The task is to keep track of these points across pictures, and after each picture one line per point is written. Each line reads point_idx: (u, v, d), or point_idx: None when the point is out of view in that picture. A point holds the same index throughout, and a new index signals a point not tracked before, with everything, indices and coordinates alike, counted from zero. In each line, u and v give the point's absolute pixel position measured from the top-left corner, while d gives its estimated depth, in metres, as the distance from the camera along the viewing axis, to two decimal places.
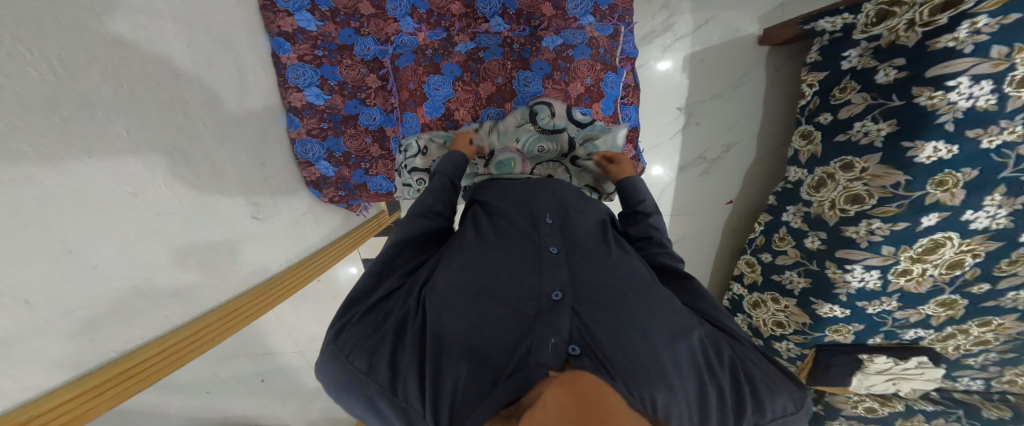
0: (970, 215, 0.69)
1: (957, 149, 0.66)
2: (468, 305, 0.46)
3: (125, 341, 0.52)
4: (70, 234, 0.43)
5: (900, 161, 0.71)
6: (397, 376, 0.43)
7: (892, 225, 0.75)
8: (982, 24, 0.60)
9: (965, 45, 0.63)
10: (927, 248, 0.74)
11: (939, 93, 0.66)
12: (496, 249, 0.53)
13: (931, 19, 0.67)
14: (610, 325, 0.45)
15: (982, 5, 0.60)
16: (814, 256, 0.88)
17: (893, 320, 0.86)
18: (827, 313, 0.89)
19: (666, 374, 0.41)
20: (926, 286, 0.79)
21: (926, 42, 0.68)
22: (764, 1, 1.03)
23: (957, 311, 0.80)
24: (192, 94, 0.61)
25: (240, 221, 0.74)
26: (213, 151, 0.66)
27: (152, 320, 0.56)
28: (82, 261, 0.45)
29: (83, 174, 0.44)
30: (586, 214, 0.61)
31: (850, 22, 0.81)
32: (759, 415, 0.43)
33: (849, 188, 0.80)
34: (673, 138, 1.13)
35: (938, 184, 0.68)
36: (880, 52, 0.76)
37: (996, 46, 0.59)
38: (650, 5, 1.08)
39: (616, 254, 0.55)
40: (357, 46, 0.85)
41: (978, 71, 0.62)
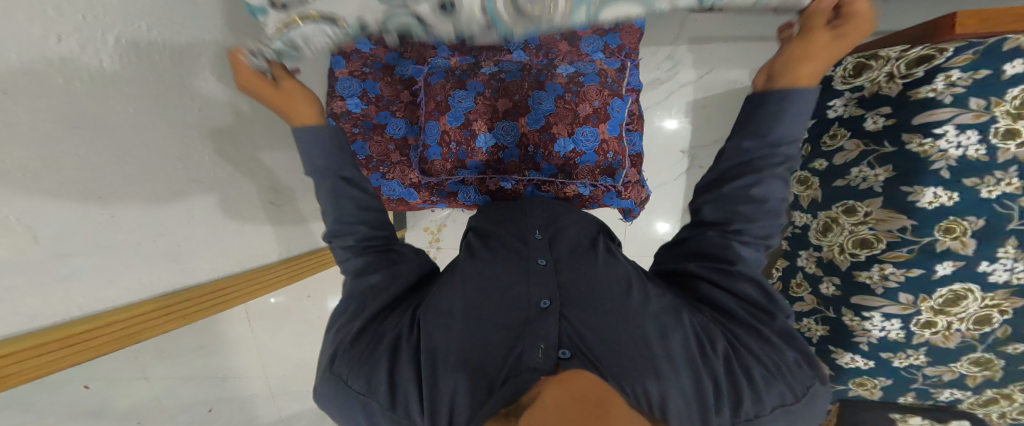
0: (986, 265, 0.70)
1: (957, 196, 0.68)
2: (461, 322, 0.46)
3: (100, 301, 0.42)
4: (109, 181, 0.40)
5: (902, 205, 0.74)
6: (396, 394, 0.43)
7: (906, 270, 0.75)
8: (956, 77, 0.66)
9: (945, 95, 0.67)
10: (948, 299, 0.74)
11: (929, 140, 0.69)
12: (488, 268, 0.52)
13: (909, 72, 0.72)
14: (598, 326, 0.46)
15: (953, 60, 0.66)
16: (830, 303, 0.89)
17: (924, 377, 0.84)
18: (849, 363, 0.88)
19: (654, 365, 0.42)
20: (954, 341, 0.77)
21: (909, 92, 0.72)
22: (759, 57, 1.10)
23: (995, 372, 0.79)
24: (261, 133, 0.66)
25: (258, 206, 0.67)
26: (260, 137, 0.66)
27: (137, 281, 0.46)
28: (107, 209, 0.40)
29: (131, 134, 0.41)
30: (575, 222, 0.59)
31: (830, 74, 0.89)
32: (758, 406, 0.41)
33: (856, 232, 0.81)
34: (678, 179, 1.17)
35: (946, 231, 0.70)
36: (864, 102, 0.82)
37: (974, 99, 0.65)
38: (655, 55, 1.14)
39: (604, 258, 0.53)
40: (398, 68, 0.85)
41: (962, 121, 0.66)
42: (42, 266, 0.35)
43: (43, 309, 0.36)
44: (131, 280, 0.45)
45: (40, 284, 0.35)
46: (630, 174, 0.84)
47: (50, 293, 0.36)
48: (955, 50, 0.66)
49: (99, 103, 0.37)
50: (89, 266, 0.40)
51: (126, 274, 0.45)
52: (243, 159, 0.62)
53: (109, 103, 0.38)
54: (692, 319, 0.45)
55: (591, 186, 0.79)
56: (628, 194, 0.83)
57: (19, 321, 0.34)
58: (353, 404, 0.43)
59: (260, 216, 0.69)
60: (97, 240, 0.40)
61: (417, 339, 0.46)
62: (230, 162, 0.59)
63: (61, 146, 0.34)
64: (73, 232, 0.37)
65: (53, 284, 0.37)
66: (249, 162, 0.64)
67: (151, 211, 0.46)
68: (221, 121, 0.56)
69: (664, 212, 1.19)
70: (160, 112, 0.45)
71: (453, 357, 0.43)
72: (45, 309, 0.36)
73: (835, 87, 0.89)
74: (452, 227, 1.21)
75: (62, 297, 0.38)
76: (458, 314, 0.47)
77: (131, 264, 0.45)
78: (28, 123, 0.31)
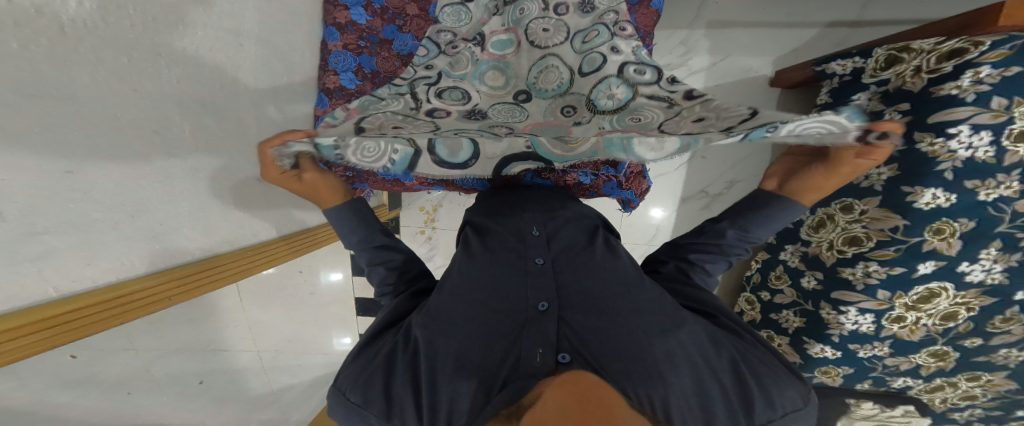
0: (967, 266, 0.68)
1: (955, 198, 0.66)
2: (456, 324, 0.45)
3: (75, 280, 0.41)
4: (77, 152, 0.37)
5: (899, 205, 0.72)
6: (391, 406, 0.42)
7: (889, 268, 0.74)
8: (984, 74, 0.62)
9: (968, 93, 0.64)
10: (922, 296, 0.73)
11: (940, 140, 0.67)
12: (483, 267, 0.51)
13: (937, 66, 0.68)
14: (599, 329, 0.45)
15: (986, 55, 0.62)
16: (810, 297, 0.88)
17: (883, 367, 0.85)
18: (818, 353, 0.90)
19: (658, 371, 0.41)
20: (918, 335, 0.78)
21: (932, 88, 0.69)
22: (779, 45, 1.04)
23: (947, 363, 0.80)
24: (245, 106, 0.63)
25: (246, 182, 0.65)
26: (245, 110, 0.63)
27: (116, 261, 0.45)
28: (75, 184, 0.38)
29: (103, 106, 0.39)
30: (574, 218, 0.57)
31: (860, 65, 0.82)
32: (770, 410, 0.40)
33: (848, 230, 0.80)
34: (678, 169, 1.14)
35: (935, 231, 0.69)
36: (887, 97, 0.78)
37: (996, 98, 0.61)
38: (668, 40, 1.09)
39: (601, 254, 0.52)
40: (397, 42, 0.79)
41: (978, 121, 0.63)
42: (11, 245, 0.34)
43: (19, 289, 0.36)
44: (109, 258, 0.45)
45: (11, 264, 0.34)
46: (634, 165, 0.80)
47: (20, 272, 0.35)
48: (991, 45, 0.61)
49: (63, 71, 0.34)
50: (64, 243, 0.39)
51: (101, 252, 0.43)
52: (228, 133, 0.59)
53: (77, 71, 0.35)
54: (692, 323, 0.45)
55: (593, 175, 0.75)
56: (630, 185, 0.81)
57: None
58: (351, 416, 0.42)
59: (248, 193, 0.67)
60: (68, 215, 0.39)
61: (412, 349, 0.46)
62: (215, 136, 0.56)
63: (29, 117, 0.32)
64: (42, 208, 0.36)
65: (25, 263, 0.36)
66: (234, 137, 0.61)
67: (128, 187, 0.44)
68: (203, 94, 0.53)
69: (661, 200, 1.17)
70: (136, 84, 0.42)
71: (450, 360, 0.43)
72: (22, 289, 0.36)
73: (860, 80, 0.83)
74: (447, 208, 1.19)
75: (35, 275, 0.37)
76: (454, 315, 0.46)
77: (108, 241, 0.44)
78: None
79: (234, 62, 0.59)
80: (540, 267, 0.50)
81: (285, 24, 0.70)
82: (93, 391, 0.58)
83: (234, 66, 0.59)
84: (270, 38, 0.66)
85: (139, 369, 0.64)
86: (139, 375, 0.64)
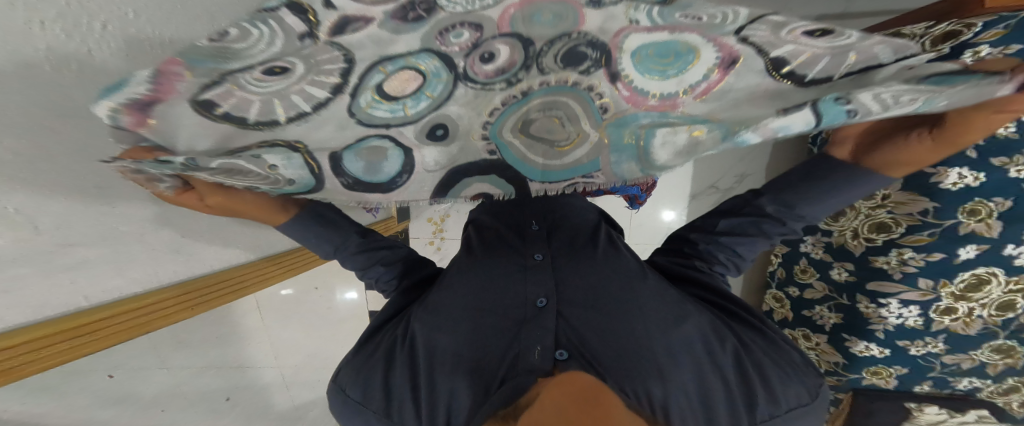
0: (1013, 249, 0.65)
1: (984, 176, 0.64)
2: (462, 321, 0.48)
3: (104, 291, 0.45)
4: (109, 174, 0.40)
5: (925, 187, 0.70)
6: (391, 402, 0.44)
7: (926, 255, 0.73)
8: (984, 53, 0.62)
9: None
10: (971, 283, 0.70)
11: None
12: (484, 265, 0.53)
13: (934, 49, 0.68)
14: (598, 326, 0.46)
15: (982, 36, 0.62)
16: (844, 290, 0.87)
17: (942, 366, 0.81)
18: (863, 351, 0.87)
19: (660, 367, 0.43)
20: (975, 328, 0.74)
21: None
22: None
23: (1017, 360, 0.75)
24: None
25: None
26: None
27: (144, 272, 0.49)
28: (108, 201, 0.41)
29: None
30: (574, 216, 0.59)
31: None
32: (773, 406, 0.41)
33: (872, 216, 0.79)
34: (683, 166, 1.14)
35: (970, 213, 0.67)
36: None
37: None
38: None
39: (602, 251, 0.53)
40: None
41: None
42: (45, 256, 0.37)
43: (48, 300, 0.40)
44: (138, 270, 0.48)
45: (44, 272, 0.38)
46: None
47: (57, 281, 0.39)
48: (984, 25, 0.62)
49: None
50: (95, 255, 0.42)
51: (128, 263, 0.46)
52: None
53: None
54: (694, 316, 0.46)
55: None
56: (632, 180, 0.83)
57: (25, 313, 0.38)
58: (352, 412, 0.45)
59: None
60: (100, 230, 0.41)
61: (410, 346, 0.48)
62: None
63: (66, 140, 0.35)
64: (75, 219, 0.39)
65: (61, 272, 0.40)
66: None
67: (158, 200, 0.47)
68: None
69: (669, 200, 1.17)
70: None
71: (451, 358, 0.45)
72: (50, 297, 0.40)
73: None
74: (455, 217, 1.22)
75: (69, 283, 0.41)
76: (454, 314, 0.48)
77: (137, 250, 0.47)
78: (39, 120, 0.32)
79: None
80: (540, 262, 0.51)
81: None
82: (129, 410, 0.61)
83: None
84: None
85: (174, 387, 0.67)
86: (172, 394, 0.67)
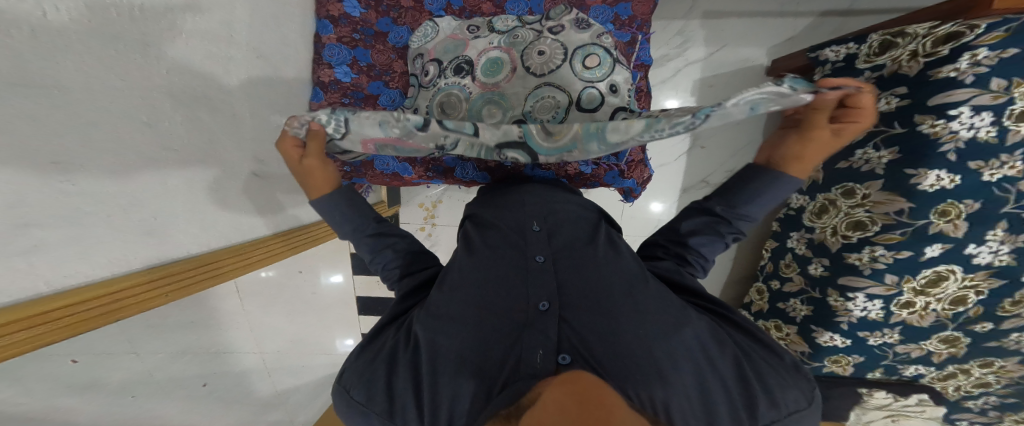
0: (973, 248, 0.70)
1: (959, 179, 0.67)
2: (463, 320, 0.47)
3: (65, 275, 0.41)
4: (64, 147, 0.37)
5: (904, 188, 0.73)
6: (394, 403, 0.43)
7: (895, 252, 0.76)
8: (981, 56, 0.62)
9: (966, 75, 0.64)
10: (931, 279, 0.75)
11: (941, 121, 0.67)
12: (486, 264, 0.52)
13: (933, 50, 0.68)
14: (599, 328, 0.45)
15: (982, 38, 0.61)
16: (817, 283, 0.90)
17: (894, 354, 0.87)
18: (827, 342, 0.90)
19: (660, 369, 0.42)
20: (929, 320, 0.79)
21: (929, 71, 0.69)
22: (774, 33, 1.04)
23: (959, 349, 0.82)
24: (235, 102, 0.64)
25: (242, 177, 0.68)
26: (237, 104, 0.64)
27: (110, 257, 0.46)
28: (64, 176, 0.38)
29: (83, 103, 0.38)
30: (575, 219, 0.58)
31: (854, 51, 0.83)
32: (775, 411, 0.40)
33: (851, 215, 0.82)
34: (678, 159, 1.15)
35: (941, 214, 0.70)
36: (882, 82, 0.78)
37: (996, 79, 0.61)
38: (665, 31, 1.08)
39: (603, 251, 0.53)
40: (392, 35, 0.85)
41: (979, 102, 0.63)
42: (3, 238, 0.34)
43: (7, 284, 0.35)
44: (102, 255, 0.45)
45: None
46: (635, 154, 0.85)
47: (11, 266, 0.35)
48: (986, 27, 0.61)
49: (51, 64, 0.34)
50: (53, 236, 0.39)
51: (92, 246, 0.44)
52: (223, 126, 0.61)
53: (58, 58, 0.35)
54: (695, 321, 0.46)
55: (593, 165, 0.83)
56: (631, 173, 0.86)
57: None
58: (355, 414, 0.44)
59: (239, 189, 0.68)
60: (58, 210, 0.39)
61: (415, 348, 0.46)
62: (211, 131, 0.58)
63: (15, 108, 0.32)
64: (29, 198, 0.35)
65: (14, 257, 0.36)
66: (227, 131, 0.62)
67: (112, 176, 0.44)
68: (195, 86, 0.54)
69: (662, 193, 1.17)
70: (123, 73, 0.42)
71: (452, 358, 0.44)
72: (10, 284, 0.36)
73: (854, 66, 0.84)
74: (447, 204, 1.22)
75: (26, 270, 0.37)
76: (456, 314, 0.48)
77: (99, 229, 0.44)
78: None
79: (225, 67, 0.60)
80: (542, 264, 0.51)
81: (268, 22, 0.70)
82: (99, 394, 0.59)
83: (226, 68, 0.61)
84: (243, 29, 0.64)
85: (143, 371, 0.65)
86: (143, 378, 0.65)
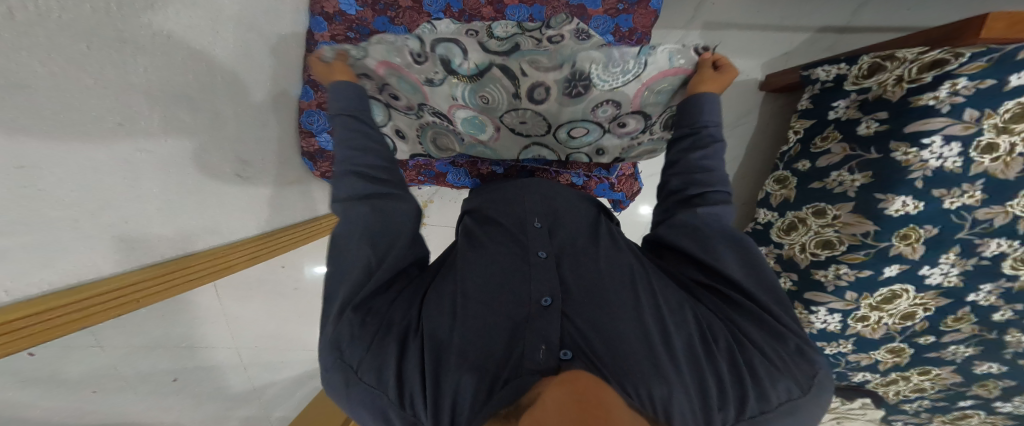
0: (928, 269, 0.75)
1: (923, 205, 0.71)
2: (466, 316, 0.46)
3: (29, 284, 0.38)
4: (28, 149, 0.36)
5: (872, 211, 0.76)
6: (404, 392, 0.41)
7: (858, 271, 0.80)
8: (960, 86, 0.65)
9: (943, 104, 0.67)
10: (886, 297, 0.81)
11: (914, 149, 0.70)
12: (489, 260, 0.52)
13: (917, 76, 0.71)
14: (600, 323, 0.45)
15: (964, 67, 0.64)
16: (785, 297, 0.95)
17: (846, 363, 0.96)
18: None
19: (659, 365, 0.41)
20: (879, 332, 0.87)
21: (910, 98, 0.71)
22: (767, 49, 1.06)
23: (903, 358, 0.91)
24: (218, 99, 0.63)
25: (224, 175, 0.67)
26: (220, 103, 0.64)
27: (71, 264, 0.43)
28: (29, 180, 0.36)
29: (50, 102, 0.37)
30: (575, 216, 0.58)
31: (844, 72, 0.85)
32: (764, 402, 0.40)
33: (821, 233, 0.85)
34: None
35: (903, 237, 0.74)
36: (865, 105, 0.80)
37: (969, 110, 0.64)
38: (663, 39, 1.09)
39: (604, 250, 0.53)
40: (388, 35, 0.82)
41: (951, 132, 0.66)
42: None
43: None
44: (68, 260, 0.42)
45: None
46: (625, 169, 0.90)
47: None
48: (970, 56, 0.64)
49: (15, 60, 0.33)
50: (16, 243, 0.36)
51: (58, 254, 0.41)
52: (203, 126, 0.60)
53: (24, 58, 0.34)
54: (688, 316, 0.47)
55: (585, 177, 0.88)
56: (620, 186, 0.92)
57: None
58: (358, 403, 0.41)
59: (219, 186, 0.67)
60: (20, 214, 0.36)
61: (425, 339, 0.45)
62: (191, 128, 0.58)
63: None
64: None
65: None
66: (209, 131, 0.62)
67: (80, 179, 0.42)
68: (170, 86, 0.52)
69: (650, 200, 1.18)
70: (95, 72, 0.41)
71: (455, 352, 0.43)
72: None
73: (843, 87, 0.85)
74: (438, 204, 1.20)
75: None
76: (458, 310, 0.47)
77: (67, 238, 0.42)
78: None
79: (210, 68, 0.60)
80: (543, 260, 0.50)
81: (256, 16, 0.69)
82: (56, 396, 0.55)
83: (212, 66, 0.60)
84: (226, 23, 0.63)
85: (110, 367, 0.61)
86: (109, 374, 0.61)
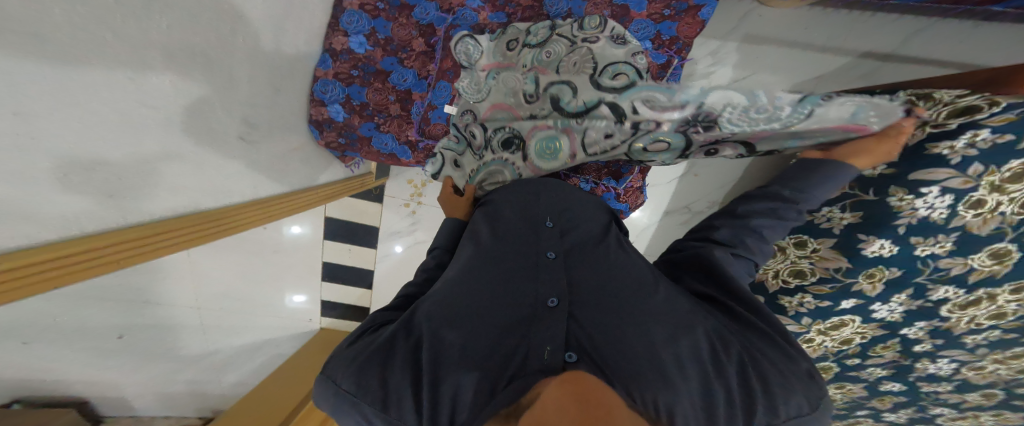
0: (878, 305, 0.74)
1: (897, 249, 0.67)
2: (466, 312, 0.43)
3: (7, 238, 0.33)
4: (28, 94, 0.31)
5: (850, 250, 0.72)
6: (388, 393, 0.38)
7: (820, 301, 0.80)
8: (981, 137, 0.52)
9: (955, 156, 0.56)
10: (833, 324, 0.81)
11: (910, 197, 0.62)
12: (495, 253, 0.48)
13: (942, 121, 0.54)
14: (609, 328, 0.42)
15: (993, 117, 0.51)
16: None
17: None
18: None
19: (666, 373, 0.38)
20: (817, 354, 0.88)
21: (924, 144, 0.58)
22: (801, 70, 1.03)
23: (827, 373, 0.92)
24: (238, 58, 0.59)
25: (227, 138, 0.63)
26: (237, 65, 0.60)
27: (58, 218, 0.38)
28: (23, 129, 0.31)
29: (56, 44, 0.32)
30: (583, 213, 0.54)
31: None
32: (771, 414, 0.37)
33: (794, 263, 0.82)
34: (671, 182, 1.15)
35: (869, 275, 0.72)
36: None
37: (976, 164, 0.54)
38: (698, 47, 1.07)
39: (614, 252, 0.50)
40: (417, 9, 0.76)
41: (949, 184, 0.58)
42: None
43: None
44: (52, 216, 0.37)
45: None
46: (635, 180, 0.83)
47: None
48: (1005, 107, 0.49)
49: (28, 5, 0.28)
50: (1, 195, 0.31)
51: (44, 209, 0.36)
52: (218, 88, 0.57)
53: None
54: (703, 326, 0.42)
55: (593, 184, 0.78)
56: (625, 198, 0.83)
57: None
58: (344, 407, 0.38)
59: (223, 147, 0.63)
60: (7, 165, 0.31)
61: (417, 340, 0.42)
62: (200, 93, 0.53)
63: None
64: None
65: None
66: (221, 93, 0.58)
67: (90, 134, 0.38)
68: (187, 44, 0.48)
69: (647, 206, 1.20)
70: (115, 25, 0.37)
71: (453, 348, 0.40)
72: None
73: None
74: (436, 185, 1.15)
75: None
76: (461, 304, 0.43)
77: (52, 193, 0.36)
78: None
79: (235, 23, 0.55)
80: (552, 260, 0.47)
81: None
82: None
83: (240, 24, 0.57)
84: None
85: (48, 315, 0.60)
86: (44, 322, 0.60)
